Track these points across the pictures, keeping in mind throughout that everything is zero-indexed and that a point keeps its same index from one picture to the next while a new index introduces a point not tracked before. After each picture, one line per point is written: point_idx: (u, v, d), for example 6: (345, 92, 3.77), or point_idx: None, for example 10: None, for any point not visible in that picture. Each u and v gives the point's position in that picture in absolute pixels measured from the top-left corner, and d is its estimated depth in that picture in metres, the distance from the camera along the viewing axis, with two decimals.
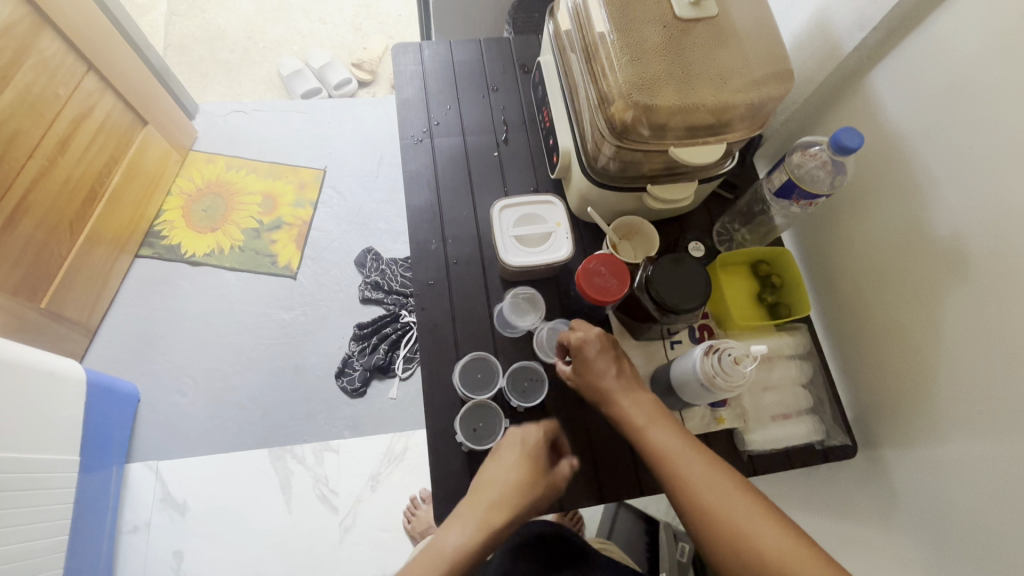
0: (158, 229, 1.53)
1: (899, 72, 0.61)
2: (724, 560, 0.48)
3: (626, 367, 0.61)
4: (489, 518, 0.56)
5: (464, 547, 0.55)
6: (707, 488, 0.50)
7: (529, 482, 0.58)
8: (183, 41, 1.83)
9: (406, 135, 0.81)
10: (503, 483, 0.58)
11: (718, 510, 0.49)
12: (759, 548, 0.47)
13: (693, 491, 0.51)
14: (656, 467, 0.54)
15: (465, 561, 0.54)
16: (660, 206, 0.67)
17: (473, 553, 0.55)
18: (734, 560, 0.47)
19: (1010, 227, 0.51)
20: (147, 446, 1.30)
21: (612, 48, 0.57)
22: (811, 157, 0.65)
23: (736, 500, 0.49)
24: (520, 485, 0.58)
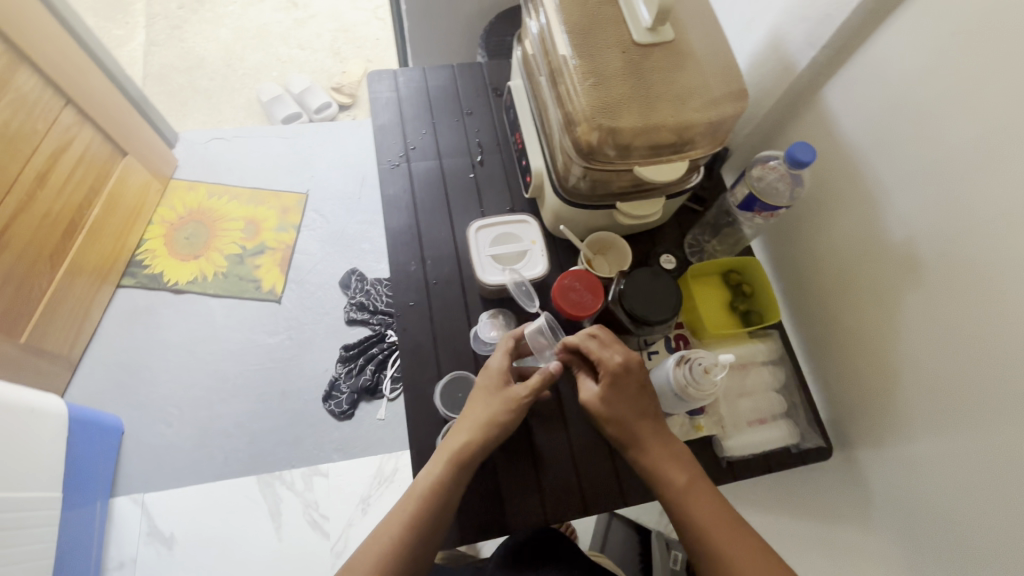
0: (140, 259, 1.53)
1: (849, 87, 0.64)
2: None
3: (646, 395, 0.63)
4: (453, 444, 0.60)
5: (434, 476, 0.59)
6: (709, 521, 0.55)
7: (489, 400, 0.62)
8: (162, 70, 1.84)
9: (383, 160, 0.82)
10: (464, 414, 0.62)
11: (716, 540, 0.54)
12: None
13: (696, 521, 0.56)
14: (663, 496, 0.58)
15: (436, 485, 0.58)
16: (631, 221, 0.70)
17: (444, 476, 0.58)
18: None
19: (958, 232, 0.53)
20: (132, 479, 1.28)
21: (575, 74, 0.60)
22: (770, 170, 0.68)
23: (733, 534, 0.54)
24: (482, 409, 0.62)
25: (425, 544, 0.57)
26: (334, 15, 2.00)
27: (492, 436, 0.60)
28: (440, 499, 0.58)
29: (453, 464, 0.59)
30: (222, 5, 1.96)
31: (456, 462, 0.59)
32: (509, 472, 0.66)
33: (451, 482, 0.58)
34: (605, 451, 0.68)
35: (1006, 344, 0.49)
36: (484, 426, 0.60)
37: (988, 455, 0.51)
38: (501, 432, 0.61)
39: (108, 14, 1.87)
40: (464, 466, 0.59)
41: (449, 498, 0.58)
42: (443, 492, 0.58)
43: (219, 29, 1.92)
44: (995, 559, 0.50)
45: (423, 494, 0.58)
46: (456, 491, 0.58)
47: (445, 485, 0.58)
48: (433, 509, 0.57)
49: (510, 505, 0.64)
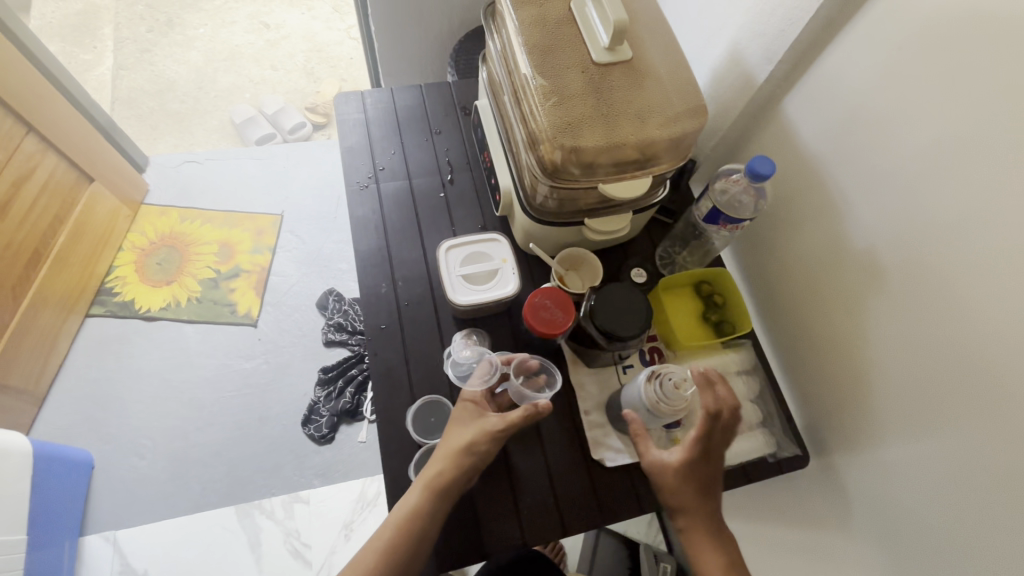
0: (109, 286, 1.49)
1: (807, 100, 0.66)
2: None
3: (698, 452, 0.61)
4: (428, 472, 0.59)
5: (409, 506, 0.57)
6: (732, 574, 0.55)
7: (464, 427, 0.61)
8: (131, 94, 1.82)
9: (352, 182, 0.82)
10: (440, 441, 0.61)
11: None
12: None
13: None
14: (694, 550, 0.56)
15: (412, 513, 0.57)
16: (600, 236, 0.70)
17: (420, 503, 0.57)
18: None
19: (915, 238, 0.55)
20: (103, 515, 1.24)
21: (537, 93, 0.60)
22: (734, 183, 0.69)
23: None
24: (458, 436, 0.61)
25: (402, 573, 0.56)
26: (306, 35, 1.99)
27: (468, 462, 0.59)
28: (416, 528, 0.56)
29: (429, 491, 0.57)
30: (192, 27, 1.94)
31: (432, 489, 0.57)
32: (487, 496, 0.64)
33: (427, 510, 0.57)
34: (583, 470, 0.67)
35: (969, 348, 0.50)
36: (461, 452, 0.59)
37: (958, 460, 0.52)
38: (478, 458, 0.60)
39: (75, 38, 1.84)
40: (440, 493, 0.58)
41: (426, 526, 0.57)
42: (420, 520, 0.57)
43: (189, 52, 1.91)
44: (970, 562, 0.50)
45: (399, 522, 0.56)
46: (434, 518, 0.57)
47: (422, 514, 0.57)
48: (410, 538, 0.56)
49: (489, 531, 0.63)
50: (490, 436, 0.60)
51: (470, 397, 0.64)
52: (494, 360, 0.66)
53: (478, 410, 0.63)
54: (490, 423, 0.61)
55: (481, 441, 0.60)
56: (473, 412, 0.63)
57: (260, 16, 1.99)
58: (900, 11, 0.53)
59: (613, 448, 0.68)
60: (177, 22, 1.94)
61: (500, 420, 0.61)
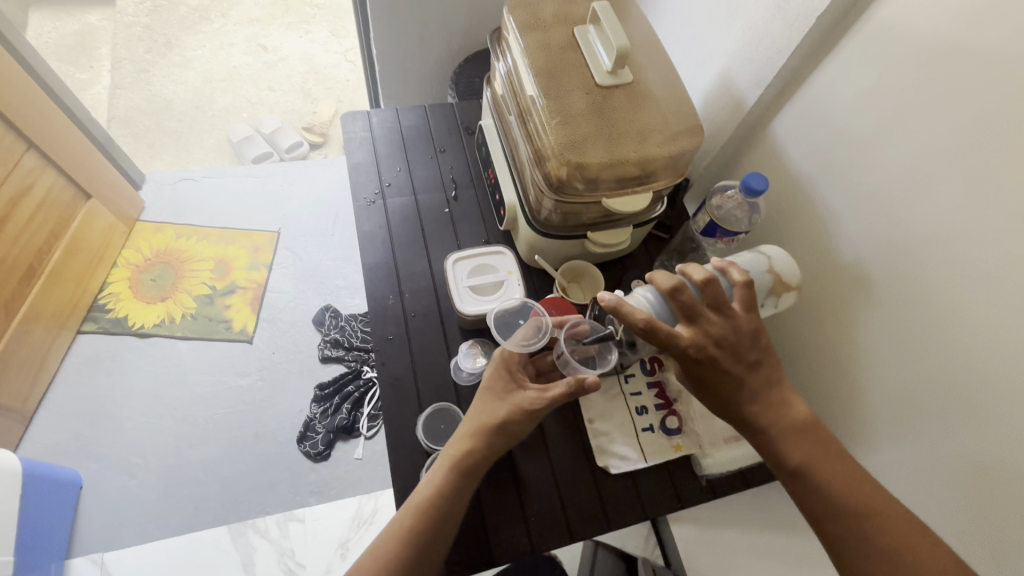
0: (102, 303, 1.48)
1: (794, 122, 0.70)
2: (838, 531, 0.50)
3: (712, 332, 0.55)
4: (454, 454, 0.59)
5: (432, 488, 0.57)
6: (828, 467, 0.52)
7: (498, 402, 0.62)
8: (128, 113, 1.83)
9: (359, 198, 0.84)
10: (466, 420, 0.62)
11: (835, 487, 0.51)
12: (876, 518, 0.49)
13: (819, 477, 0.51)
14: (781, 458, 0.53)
15: (436, 497, 0.57)
16: (602, 249, 0.73)
17: (444, 484, 0.58)
18: (847, 531, 0.49)
19: (902, 250, 0.58)
20: (92, 537, 1.20)
21: (543, 112, 0.64)
22: (729, 198, 0.74)
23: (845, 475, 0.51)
24: (489, 411, 0.62)
25: (422, 558, 0.55)
26: (304, 58, 2.03)
27: (495, 441, 0.60)
28: (439, 510, 0.57)
29: (454, 473, 0.58)
30: (190, 48, 1.97)
31: (456, 470, 0.58)
32: (494, 502, 0.65)
33: (451, 491, 0.57)
34: (588, 474, 0.69)
35: (956, 353, 0.53)
36: (488, 429, 0.60)
37: (953, 459, 0.54)
38: (505, 439, 0.61)
39: (72, 58, 1.86)
40: (465, 475, 0.58)
41: (450, 508, 0.57)
42: (442, 503, 0.57)
43: (187, 72, 1.93)
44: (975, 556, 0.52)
45: (419, 505, 0.57)
46: (458, 500, 0.58)
47: (445, 495, 0.57)
48: (432, 520, 0.56)
49: (496, 538, 0.64)
50: (521, 412, 0.61)
51: (505, 361, 0.64)
52: (544, 321, 0.69)
53: (511, 379, 0.64)
54: (525, 399, 0.62)
55: (506, 416, 0.61)
56: (507, 383, 0.63)
57: (258, 39, 2.03)
58: (880, 40, 0.57)
59: (618, 455, 0.69)
60: (176, 44, 1.97)
61: (536, 396, 0.62)
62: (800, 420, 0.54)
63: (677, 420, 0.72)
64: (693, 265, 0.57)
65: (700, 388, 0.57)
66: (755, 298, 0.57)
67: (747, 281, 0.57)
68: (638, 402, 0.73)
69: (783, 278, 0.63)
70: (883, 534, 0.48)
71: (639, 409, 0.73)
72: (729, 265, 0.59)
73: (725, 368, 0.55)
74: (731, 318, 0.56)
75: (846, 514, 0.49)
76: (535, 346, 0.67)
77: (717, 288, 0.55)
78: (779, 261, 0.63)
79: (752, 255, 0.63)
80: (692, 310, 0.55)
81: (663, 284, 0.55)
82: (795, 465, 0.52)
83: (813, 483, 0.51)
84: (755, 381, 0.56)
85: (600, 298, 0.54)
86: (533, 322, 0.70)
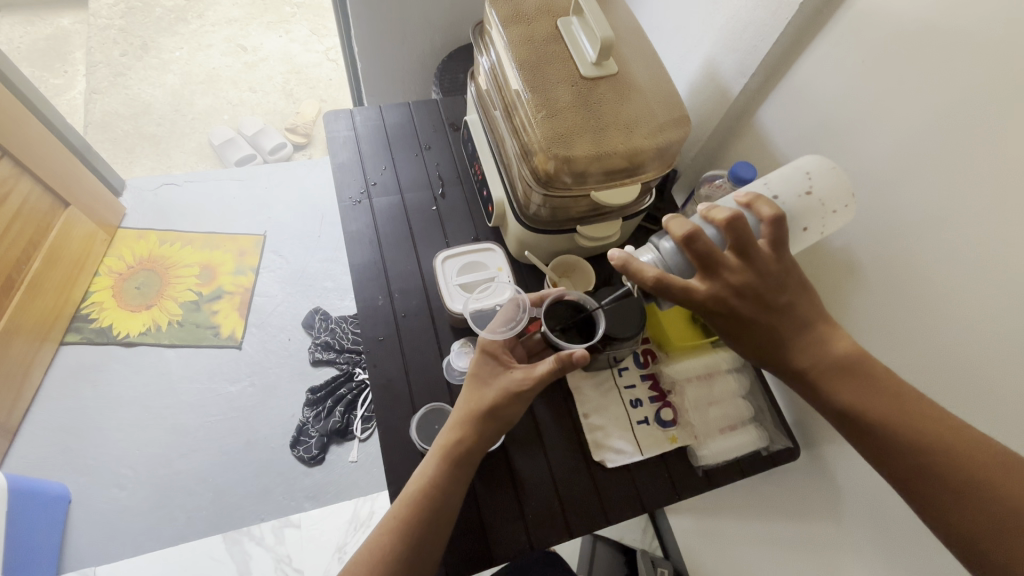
0: (85, 312, 1.45)
1: (781, 108, 0.70)
2: (908, 465, 0.46)
3: (734, 279, 0.50)
4: (443, 444, 0.59)
5: (425, 479, 0.57)
6: (878, 400, 0.48)
7: (485, 388, 0.62)
8: (105, 118, 1.79)
9: (344, 197, 0.83)
10: (457, 409, 0.62)
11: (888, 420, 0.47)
12: (947, 451, 0.44)
13: (871, 412, 0.47)
14: (821, 401, 0.50)
15: (429, 486, 0.57)
16: (593, 243, 0.73)
17: (436, 474, 0.57)
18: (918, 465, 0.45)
19: (894, 234, 0.58)
20: (81, 551, 1.18)
21: (528, 106, 0.63)
22: (717, 187, 0.73)
23: (899, 406, 0.47)
24: (478, 398, 0.61)
25: (422, 550, 0.55)
26: (285, 58, 2.00)
27: (487, 428, 0.60)
28: (433, 499, 0.56)
29: (445, 462, 0.58)
30: (167, 50, 1.93)
31: (448, 459, 0.58)
32: (490, 497, 0.65)
33: (443, 480, 0.57)
34: (585, 468, 0.69)
35: (946, 341, 0.54)
36: (480, 417, 0.60)
37: None
38: (495, 426, 0.60)
39: (45, 63, 1.82)
40: (456, 463, 0.58)
41: (443, 497, 0.57)
42: (436, 492, 0.57)
43: (165, 75, 1.90)
44: None
45: (413, 499, 0.56)
46: (450, 489, 0.57)
47: (439, 483, 0.57)
48: (426, 511, 0.56)
49: (492, 534, 0.63)
50: (508, 395, 0.60)
51: (487, 349, 0.64)
52: (522, 300, 0.69)
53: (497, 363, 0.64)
54: (512, 382, 0.61)
55: (494, 399, 0.60)
56: (493, 368, 0.63)
57: (237, 39, 1.98)
58: (864, 25, 0.57)
59: (614, 449, 0.69)
60: (152, 46, 1.93)
61: (523, 377, 0.61)
62: (838, 363, 0.50)
63: (672, 412, 0.72)
64: (715, 207, 0.51)
65: (730, 337, 0.53)
66: (786, 234, 0.50)
67: (777, 216, 0.49)
68: (632, 395, 0.73)
69: (824, 195, 0.57)
70: (957, 470, 0.44)
71: (633, 402, 0.73)
72: (756, 198, 0.51)
73: (748, 317, 0.51)
74: (755, 261, 0.50)
75: (906, 450, 0.46)
76: (517, 326, 0.67)
77: (742, 228, 0.49)
78: (819, 178, 0.57)
79: (788, 173, 0.59)
80: (709, 261, 0.50)
81: (677, 233, 0.49)
82: (841, 407, 0.49)
83: (864, 424, 0.48)
84: (786, 325, 0.51)
85: (609, 255, 0.52)
86: (512, 303, 0.69)
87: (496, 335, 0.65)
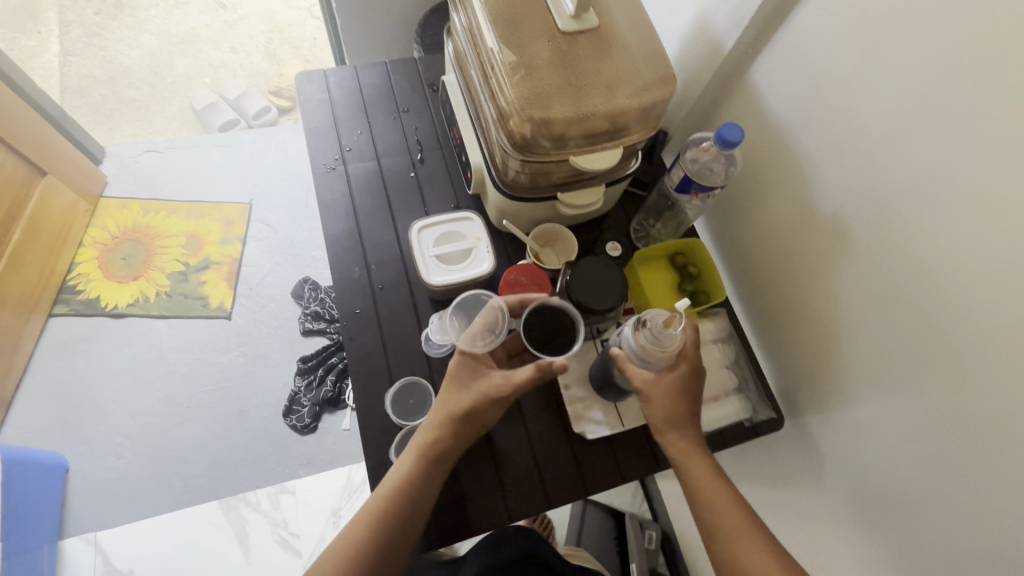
0: (72, 284, 1.43)
1: (776, 65, 0.65)
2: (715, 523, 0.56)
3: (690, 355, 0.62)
4: (421, 441, 0.58)
5: (401, 475, 0.57)
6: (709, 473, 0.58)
7: (463, 389, 0.60)
8: (82, 82, 1.73)
9: (318, 164, 0.79)
10: (435, 407, 0.61)
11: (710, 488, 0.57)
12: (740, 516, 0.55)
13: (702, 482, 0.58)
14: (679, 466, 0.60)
15: (405, 483, 0.56)
16: (575, 211, 0.70)
17: (413, 472, 0.57)
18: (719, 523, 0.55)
19: (886, 200, 0.55)
20: (81, 518, 1.21)
21: (503, 65, 0.59)
22: (704, 151, 0.70)
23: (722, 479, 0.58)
24: (455, 399, 0.60)
25: (396, 541, 0.55)
26: (267, 15, 1.91)
27: (465, 429, 0.59)
28: (409, 498, 0.56)
29: (422, 460, 0.57)
30: (143, 9, 1.85)
31: (424, 455, 0.57)
32: (470, 469, 0.65)
33: (420, 478, 0.57)
34: (566, 441, 0.68)
35: (934, 310, 0.52)
36: (458, 418, 0.59)
37: (923, 417, 0.53)
38: (473, 427, 0.59)
39: (16, 23, 1.73)
40: (434, 462, 0.57)
41: (419, 494, 0.56)
42: (412, 491, 0.56)
43: (142, 35, 1.82)
44: (949, 514, 0.51)
45: (388, 494, 0.56)
46: (427, 486, 0.57)
47: (415, 481, 0.57)
48: (404, 508, 0.56)
49: (471, 504, 0.64)
50: (485, 401, 0.59)
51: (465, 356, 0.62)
52: (500, 306, 0.64)
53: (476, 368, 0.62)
54: (489, 386, 0.60)
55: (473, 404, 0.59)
56: (472, 370, 0.62)
57: None
58: None
59: (595, 421, 0.69)
60: (127, 4, 1.84)
61: (502, 381, 0.59)
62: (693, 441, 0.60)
63: None
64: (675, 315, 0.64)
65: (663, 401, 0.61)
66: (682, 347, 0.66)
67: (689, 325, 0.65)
68: None
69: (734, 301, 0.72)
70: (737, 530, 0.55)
71: None
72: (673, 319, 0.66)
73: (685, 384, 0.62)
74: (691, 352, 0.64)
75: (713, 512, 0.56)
76: (496, 337, 0.64)
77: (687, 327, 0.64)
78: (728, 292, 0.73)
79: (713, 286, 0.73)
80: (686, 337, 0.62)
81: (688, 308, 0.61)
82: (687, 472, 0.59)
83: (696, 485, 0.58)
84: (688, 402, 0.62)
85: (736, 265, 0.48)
86: (491, 308, 0.65)
87: (474, 346, 0.63)
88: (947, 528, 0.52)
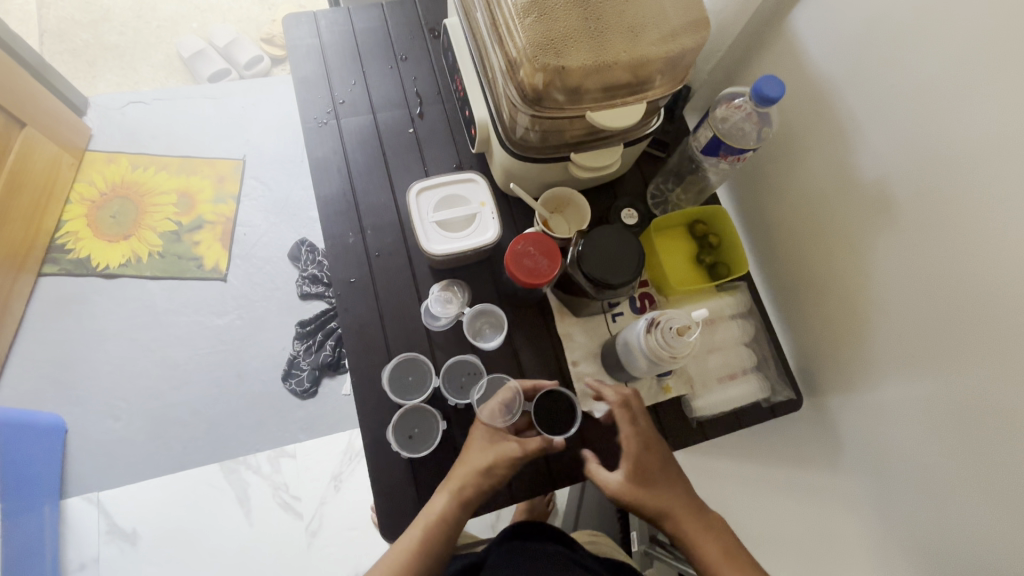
0: (61, 242, 1.38)
1: (821, 10, 0.58)
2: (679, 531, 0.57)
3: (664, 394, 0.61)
4: (457, 480, 0.57)
5: (437, 511, 0.55)
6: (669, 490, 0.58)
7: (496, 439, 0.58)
8: (61, 25, 1.62)
9: (308, 118, 0.73)
10: (469, 448, 0.59)
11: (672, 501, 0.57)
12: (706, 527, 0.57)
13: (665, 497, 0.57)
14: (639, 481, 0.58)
15: (439, 520, 0.55)
16: (589, 174, 0.64)
17: (447, 510, 0.55)
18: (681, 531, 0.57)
19: (941, 165, 0.49)
20: (82, 478, 1.21)
21: (512, 4, 0.52)
22: (736, 109, 0.63)
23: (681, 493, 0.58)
24: (487, 447, 0.58)
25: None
26: None
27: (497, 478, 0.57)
28: (441, 536, 0.54)
29: (457, 500, 0.56)
30: None
31: (460, 497, 0.56)
32: None
33: (454, 517, 0.55)
34: None
35: (982, 290, 0.46)
36: (493, 467, 0.57)
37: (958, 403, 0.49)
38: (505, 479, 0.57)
39: None
40: (468, 503, 0.56)
41: (450, 534, 0.55)
42: (445, 530, 0.55)
43: None
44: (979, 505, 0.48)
45: (422, 528, 0.55)
46: (458, 527, 0.55)
47: (449, 519, 0.55)
48: (436, 544, 0.54)
49: None
50: (511, 461, 0.57)
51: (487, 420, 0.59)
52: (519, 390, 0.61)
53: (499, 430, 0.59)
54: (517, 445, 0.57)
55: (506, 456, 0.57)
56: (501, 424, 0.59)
57: None
58: None
59: None
60: None
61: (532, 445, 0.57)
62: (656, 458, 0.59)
63: None
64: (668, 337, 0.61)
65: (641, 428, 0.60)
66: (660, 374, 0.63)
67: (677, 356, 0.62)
68: None
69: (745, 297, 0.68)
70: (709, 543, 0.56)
71: None
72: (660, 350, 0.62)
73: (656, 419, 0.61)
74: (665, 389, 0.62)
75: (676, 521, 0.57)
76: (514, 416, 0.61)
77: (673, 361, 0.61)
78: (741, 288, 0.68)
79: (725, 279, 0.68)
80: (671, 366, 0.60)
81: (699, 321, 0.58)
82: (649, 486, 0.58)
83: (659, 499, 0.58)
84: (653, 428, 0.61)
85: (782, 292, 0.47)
86: (510, 389, 0.60)
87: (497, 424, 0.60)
88: (972, 520, 0.48)
